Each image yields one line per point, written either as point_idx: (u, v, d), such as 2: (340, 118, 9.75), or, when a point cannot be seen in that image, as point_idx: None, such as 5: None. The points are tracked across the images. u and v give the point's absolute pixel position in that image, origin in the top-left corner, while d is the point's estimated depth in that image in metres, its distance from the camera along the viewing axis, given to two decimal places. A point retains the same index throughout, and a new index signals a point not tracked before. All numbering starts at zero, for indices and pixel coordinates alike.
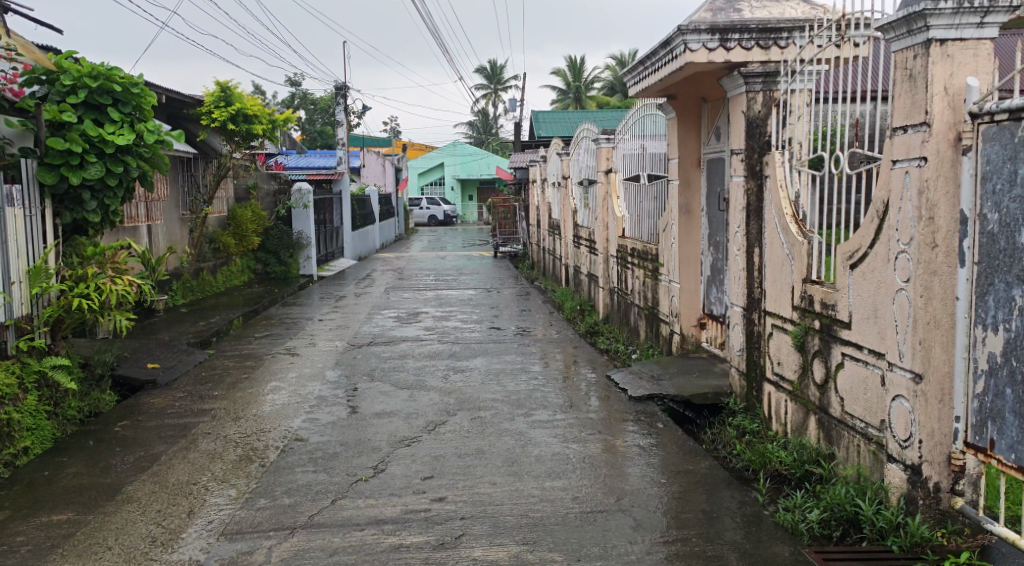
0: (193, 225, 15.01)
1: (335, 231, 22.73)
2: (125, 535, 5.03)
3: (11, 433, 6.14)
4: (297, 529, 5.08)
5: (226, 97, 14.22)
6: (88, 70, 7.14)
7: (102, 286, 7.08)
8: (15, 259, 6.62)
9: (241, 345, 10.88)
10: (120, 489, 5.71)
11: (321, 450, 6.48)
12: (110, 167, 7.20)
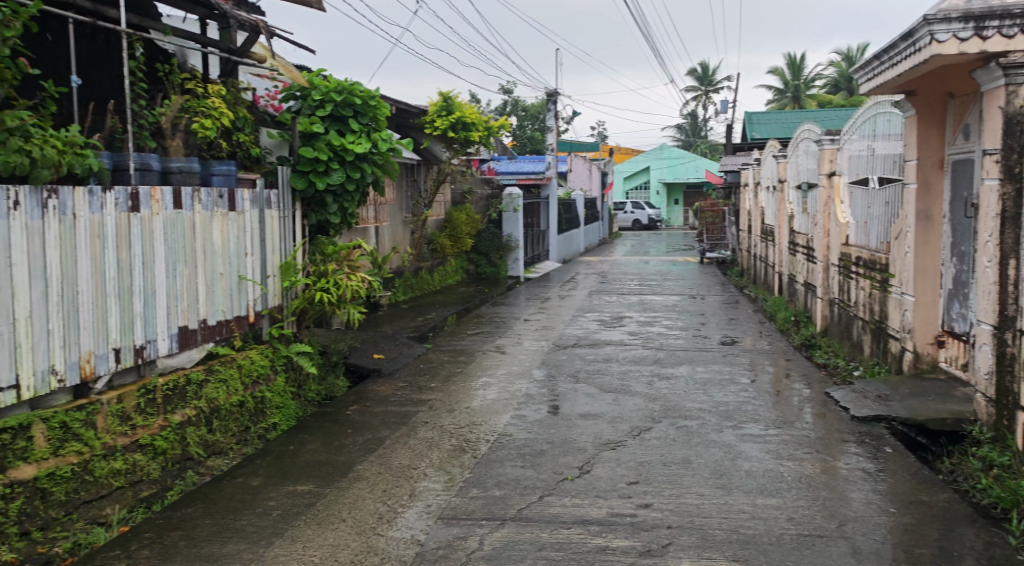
0: (414, 227, 15.86)
1: (541, 234, 23.20)
2: (356, 510, 5.40)
3: (263, 410, 6.83)
4: (507, 520, 5.23)
5: (448, 106, 14.91)
6: (335, 86, 7.79)
7: (340, 281, 7.59)
8: (270, 255, 7.31)
9: (453, 341, 11.37)
10: (352, 468, 6.14)
11: (528, 446, 6.63)
12: (350, 174, 7.79)
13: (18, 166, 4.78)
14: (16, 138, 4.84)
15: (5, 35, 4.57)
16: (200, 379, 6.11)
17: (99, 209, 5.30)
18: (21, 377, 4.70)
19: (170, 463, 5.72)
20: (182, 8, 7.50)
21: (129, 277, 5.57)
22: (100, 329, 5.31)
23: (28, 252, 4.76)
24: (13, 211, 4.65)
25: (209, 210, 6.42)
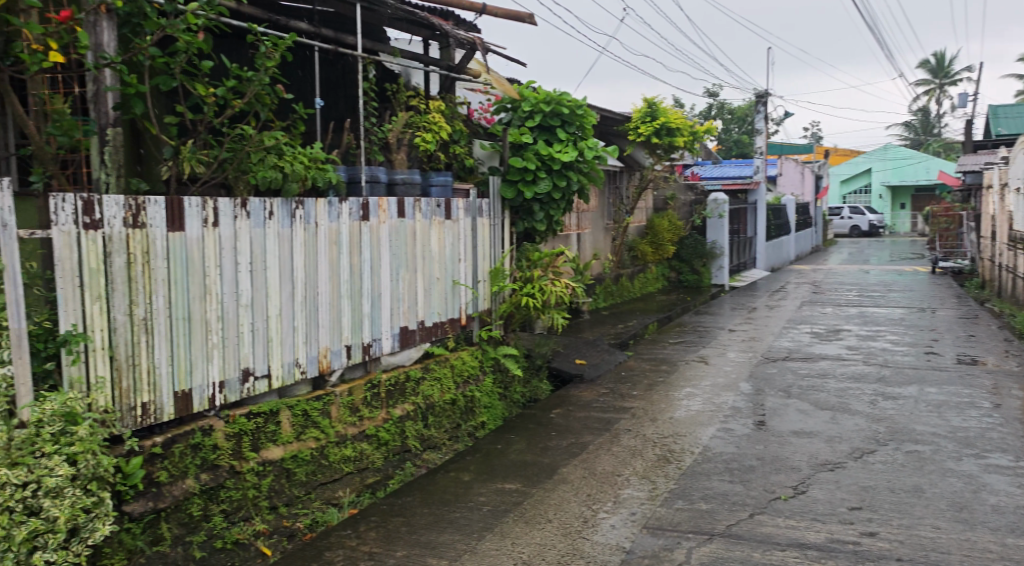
0: (616, 234, 15.95)
1: (749, 242, 22.53)
2: (562, 511, 5.56)
3: (473, 409, 7.17)
4: (716, 536, 5.18)
5: (652, 112, 14.85)
6: (544, 96, 8.02)
7: (545, 287, 7.76)
8: (481, 261, 7.66)
9: (655, 349, 11.33)
10: (556, 470, 6.31)
11: (737, 461, 6.51)
12: (557, 182, 7.94)
13: (272, 180, 5.33)
14: (272, 155, 5.42)
15: (267, 65, 5.17)
16: (418, 376, 6.57)
17: (336, 218, 5.80)
18: (272, 367, 5.27)
19: (391, 454, 6.16)
20: (408, 31, 8.04)
21: (360, 280, 6.06)
22: (335, 327, 5.82)
23: (280, 256, 5.32)
24: (269, 220, 5.21)
25: (428, 219, 6.84)
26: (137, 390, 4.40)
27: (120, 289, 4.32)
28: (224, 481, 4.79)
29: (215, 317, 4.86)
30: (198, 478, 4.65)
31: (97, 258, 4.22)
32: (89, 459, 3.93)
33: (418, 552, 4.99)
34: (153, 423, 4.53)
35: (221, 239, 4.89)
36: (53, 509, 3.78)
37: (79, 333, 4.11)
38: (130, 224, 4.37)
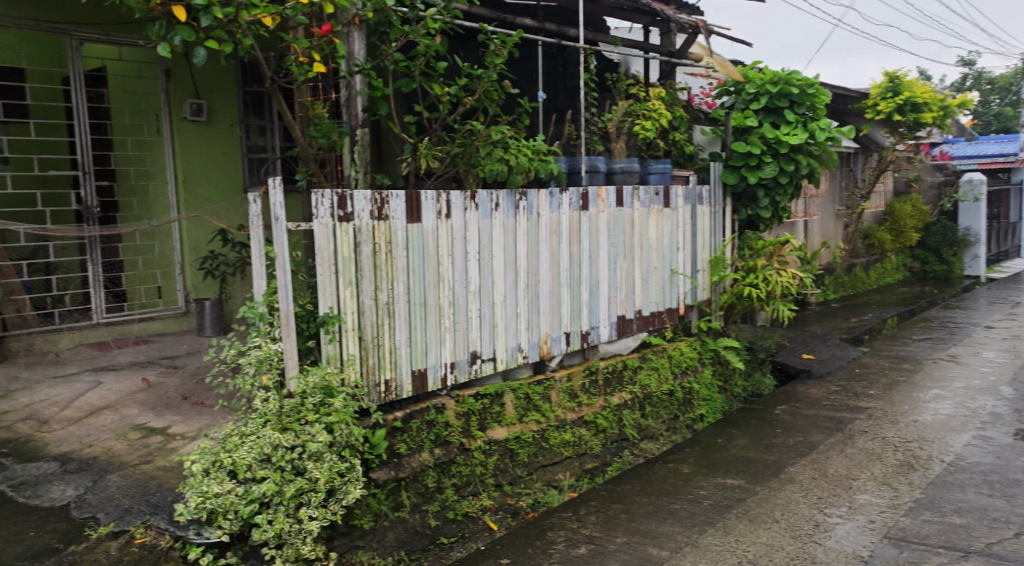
0: (848, 221, 15.04)
1: (1010, 228, 20.36)
2: (790, 512, 5.39)
3: (691, 400, 7.10)
4: (971, 554, 4.81)
5: (894, 87, 13.83)
6: (770, 77, 7.63)
7: (770, 277, 7.48)
8: (700, 250, 7.50)
9: (894, 346, 10.59)
10: (783, 469, 6.11)
11: (997, 474, 5.96)
12: (783, 167, 7.51)
13: (499, 173, 5.60)
14: (499, 149, 5.67)
15: (496, 62, 5.43)
16: (635, 365, 6.63)
17: (557, 208, 5.95)
18: (497, 351, 5.54)
19: (609, 441, 6.27)
20: (629, 19, 8.05)
21: (579, 270, 6.17)
22: (556, 315, 5.99)
23: (505, 245, 5.55)
24: (495, 211, 5.45)
25: (647, 207, 6.79)
26: (381, 367, 4.81)
27: (368, 275, 4.73)
28: (455, 457, 5.14)
29: (447, 302, 5.18)
30: (432, 452, 5.01)
31: (349, 246, 4.63)
32: (343, 428, 4.35)
33: (639, 539, 5.05)
34: (394, 399, 4.92)
35: (453, 229, 5.19)
36: (314, 470, 4.19)
37: (335, 315, 4.55)
38: (376, 216, 4.76)
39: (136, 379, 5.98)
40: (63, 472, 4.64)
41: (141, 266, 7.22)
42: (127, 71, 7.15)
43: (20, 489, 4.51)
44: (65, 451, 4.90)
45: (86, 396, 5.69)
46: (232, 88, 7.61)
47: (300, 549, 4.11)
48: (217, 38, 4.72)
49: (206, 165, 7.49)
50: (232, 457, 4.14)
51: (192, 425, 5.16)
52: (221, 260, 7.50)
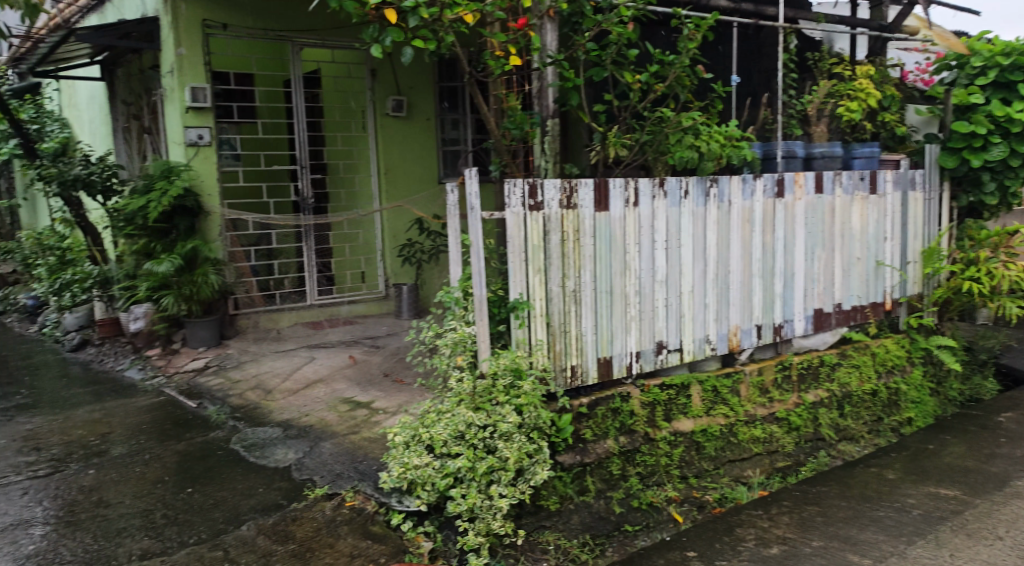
0: None
1: None
2: (1016, 530, 4.90)
3: (897, 402, 6.64)
4: None
5: None
6: (1002, 48, 6.76)
7: (994, 271, 6.74)
8: (911, 240, 6.90)
9: None
10: (1007, 482, 5.54)
11: None
12: (1015, 147, 6.73)
13: (689, 160, 5.50)
14: (689, 135, 5.55)
15: (688, 47, 5.31)
16: (833, 362, 6.29)
17: (751, 195, 5.71)
18: (684, 342, 5.45)
19: (803, 440, 6.01)
20: None
21: (773, 260, 5.91)
22: (746, 306, 5.79)
23: (693, 234, 5.41)
24: (684, 199, 5.33)
25: (851, 194, 6.37)
26: (567, 353, 4.89)
27: (556, 263, 4.81)
28: (640, 446, 5.14)
29: (633, 291, 5.16)
30: (617, 439, 5.05)
31: (539, 235, 4.73)
32: (533, 411, 4.46)
33: (837, 544, 4.81)
34: (580, 385, 4.98)
35: (641, 218, 5.14)
36: (505, 449, 4.31)
37: (525, 301, 4.68)
38: (564, 205, 4.82)
39: (344, 355, 6.46)
40: (285, 437, 5.13)
41: (349, 253, 7.77)
42: (338, 72, 7.70)
43: (250, 450, 5.02)
44: (286, 419, 5.40)
45: (302, 369, 6.23)
46: (429, 84, 7.94)
47: (490, 524, 4.21)
48: (422, 37, 4.96)
49: (405, 158, 7.88)
50: (430, 432, 4.35)
51: (392, 401, 5.49)
52: (417, 248, 7.86)
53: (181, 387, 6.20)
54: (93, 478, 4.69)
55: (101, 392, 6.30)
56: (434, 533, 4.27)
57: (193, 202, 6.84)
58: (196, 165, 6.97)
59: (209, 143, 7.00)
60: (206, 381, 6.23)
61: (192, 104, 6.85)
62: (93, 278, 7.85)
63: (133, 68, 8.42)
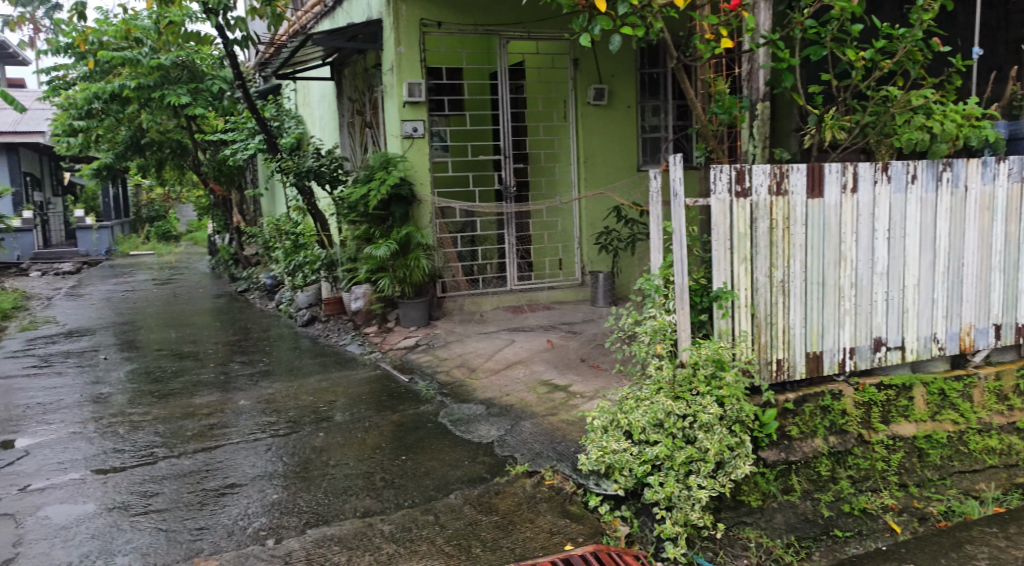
0: None
1: None
2: None
3: None
4: None
5: None
6: None
7: None
8: None
9: None
10: None
11: None
12: None
13: (919, 142, 5.10)
14: (920, 116, 5.15)
15: (923, 18, 4.88)
16: None
17: (991, 180, 5.19)
18: (907, 340, 5.06)
19: None
20: None
21: (1016, 252, 5.34)
22: (982, 304, 5.28)
23: (921, 223, 5.00)
24: (911, 184, 4.93)
25: None
26: (773, 346, 4.68)
27: (763, 252, 4.60)
28: (853, 448, 4.82)
29: (849, 284, 4.84)
30: (827, 439, 4.76)
31: (745, 222, 4.54)
32: (735, 404, 4.24)
33: None
34: (787, 380, 4.75)
35: (860, 206, 4.81)
36: (705, 440, 4.14)
37: (729, 290, 4.50)
38: (774, 191, 4.58)
39: (543, 339, 6.58)
40: (488, 414, 5.32)
41: (547, 241, 7.85)
42: (541, 63, 7.78)
43: (456, 424, 5.25)
44: (489, 397, 5.60)
45: (503, 351, 6.42)
46: (631, 72, 7.88)
47: (688, 515, 4.05)
48: (632, 24, 4.92)
49: (605, 146, 7.89)
50: (628, 418, 4.31)
51: (590, 385, 5.53)
52: (614, 236, 7.75)
53: (395, 362, 6.60)
54: (322, 440, 5.09)
55: (327, 363, 6.85)
56: (631, 518, 4.21)
57: (408, 190, 7.25)
58: (411, 156, 7.37)
59: (423, 135, 7.36)
60: (416, 358, 6.60)
61: (409, 98, 7.23)
62: (321, 261, 8.51)
63: (359, 67, 9.03)
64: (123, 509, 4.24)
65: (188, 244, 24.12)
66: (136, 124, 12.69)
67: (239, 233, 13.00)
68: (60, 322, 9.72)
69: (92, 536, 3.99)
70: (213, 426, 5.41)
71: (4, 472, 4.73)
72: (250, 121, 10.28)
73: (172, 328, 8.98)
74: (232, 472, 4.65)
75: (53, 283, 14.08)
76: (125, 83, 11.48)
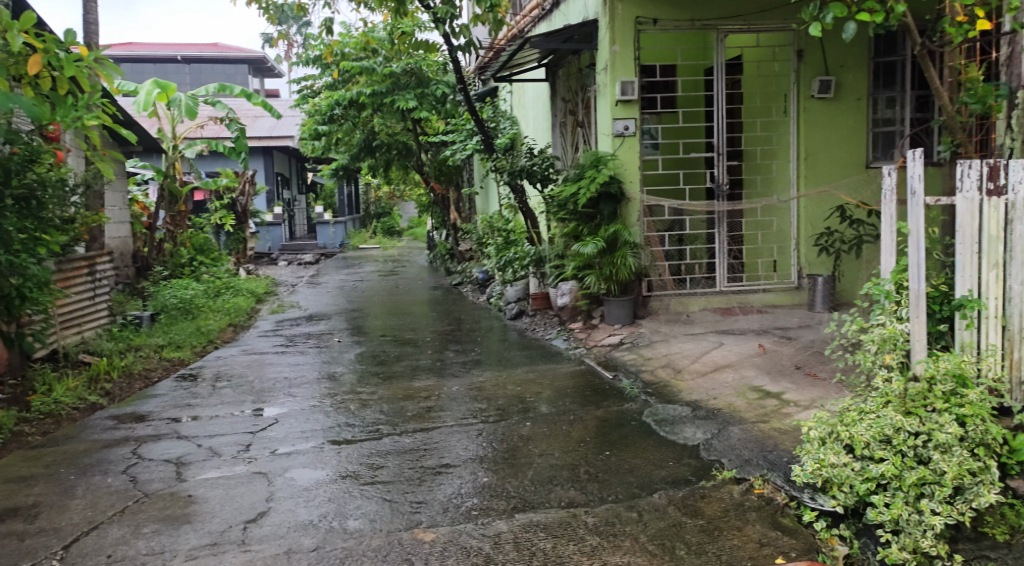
0: None
1: None
2: None
3: None
4: None
5: None
6: None
7: None
8: None
9: None
10: None
11: None
12: None
13: None
14: None
15: None
16: None
17: None
18: None
19: None
20: None
21: None
22: None
23: None
24: None
25: None
26: None
27: (1020, 258, 4.04)
28: None
29: None
30: None
31: (999, 225, 4.04)
32: (979, 424, 3.82)
33: None
34: None
35: None
36: (941, 462, 3.74)
37: (975, 299, 4.06)
38: None
39: (754, 344, 6.32)
40: (694, 417, 5.18)
41: (761, 241, 7.56)
42: (762, 56, 7.49)
43: (661, 424, 5.14)
44: (695, 399, 5.45)
45: (711, 353, 6.23)
46: (865, 62, 7.35)
47: (919, 541, 3.63)
48: (868, 10, 4.58)
49: (830, 142, 7.43)
50: (850, 431, 4.00)
51: (805, 394, 5.22)
52: (836, 237, 7.37)
53: (600, 359, 6.59)
54: (529, 430, 5.16)
55: (534, 356, 6.96)
56: (851, 538, 3.87)
57: (617, 188, 7.23)
58: (621, 154, 7.33)
59: (634, 133, 7.29)
60: (621, 355, 6.55)
61: (621, 97, 7.18)
62: (530, 257, 8.68)
63: (574, 67, 9.11)
64: (354, 478, 4.51)
65: (410, 239, 25.49)
66: (370, 127, 13.58)
67: (455, 230, 13.53)
68: (303, 307, 10.57)
69: (329, 499, 4.26)
70: (430, 408, 5.64)
71: (259, 436, 5.18)
72: (469, 123, 10.68)
73: (396, 317, 9.50)
74: (447, 453, 4.83)
75: (297, 272, 15.36)
76: (362, 91, 12.43)
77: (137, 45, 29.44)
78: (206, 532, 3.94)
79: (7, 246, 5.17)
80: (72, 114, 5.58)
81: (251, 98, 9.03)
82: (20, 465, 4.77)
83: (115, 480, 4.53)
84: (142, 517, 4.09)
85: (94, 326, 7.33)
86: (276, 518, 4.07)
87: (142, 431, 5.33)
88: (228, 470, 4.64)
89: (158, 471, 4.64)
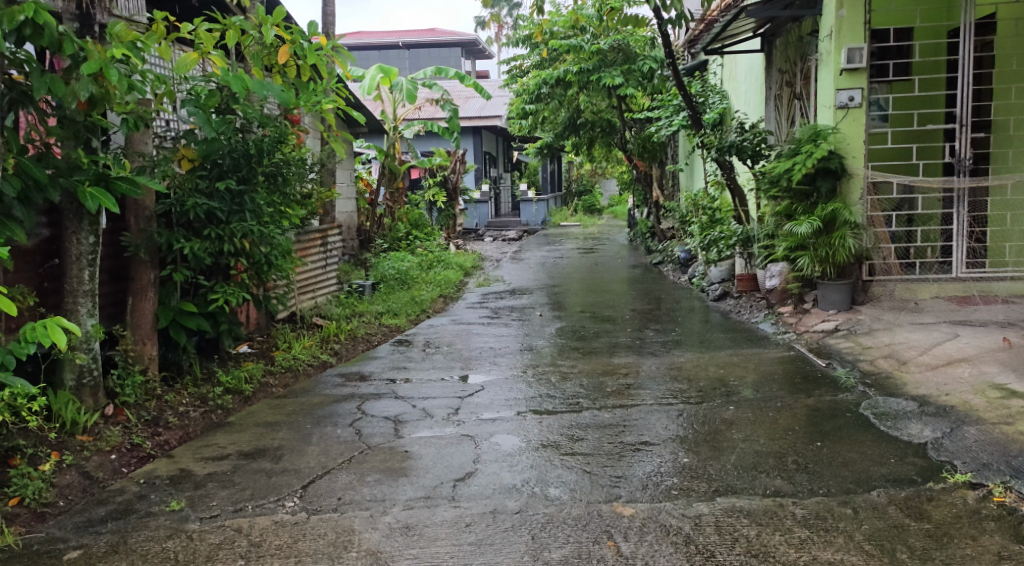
0: None
1: None
2: None
3: None
4: None
5: None
6: None
7: None
8: None
9: None
10: None
11: None
12: None
13: None
14: None
15: None
16: None
17: None
18: None
19: None
20: None
21: None
22: None
23: None
24: None
25: None
26: None
27: None
28: None
29: None
30: None
31: None
32: None
33: None
34: None
35: None
36: None
37: None
38: None
39: (997, 337, 5.70)
40: (922, 413, 4.75)
41: (1010, 223, 6.83)
42: (1018, 13, 6.81)
43: (882, 418, 4.77)
44: (923, 394, 5.01)
45: (944, 345, 5.70)
46: None
47: None
48: None
49: None
50: None
51: None
52: None
53: (811, 345, 6.23)
54: (733, 414, 4.96)
55: (738, 339, 6.70)
56: None
57: (837, 163, 6.77)
58: (844, 127, 6.83)
59: (860, 105, 6.76)
60: (836, 343, 6.15)
61: (847, 65, 6.68)
62: (736, 237, 8.35)
63: (793, 35, 8.60)
64: (555, 448, 4.52)
65: (609, 218, 25.39)
66: (575, 105, 13.58)
67: (658, 208, 13.29)
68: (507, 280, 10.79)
69: (531, 466, 4.30)
70: (630, 385, 5.57)
71: (466, 401, 5.33)
72: (676, 98, 10.36)
73: (596, 294, 9.48)
74: (646, 431, 4.73)
75: (502, 247, 15.74)
76: (570, 68, 12.48)
77: (365, 33, 31.27)
78: (420, 486, 4.10)
79: (257, 217, 5.59)
80: (313, 99, 5.85)
81: (463, 79, 9.15)
82: (266, 413, 5.20)
83: (342, 432, 4.82)
84: (366, 467, 4.32)
85: (325, 292, 7.89)
86: (482, 480, 4.16)
87: (365, 389, 5.65)
88: (439, 430, 4.81)
89: (378, 427, 4.89)
